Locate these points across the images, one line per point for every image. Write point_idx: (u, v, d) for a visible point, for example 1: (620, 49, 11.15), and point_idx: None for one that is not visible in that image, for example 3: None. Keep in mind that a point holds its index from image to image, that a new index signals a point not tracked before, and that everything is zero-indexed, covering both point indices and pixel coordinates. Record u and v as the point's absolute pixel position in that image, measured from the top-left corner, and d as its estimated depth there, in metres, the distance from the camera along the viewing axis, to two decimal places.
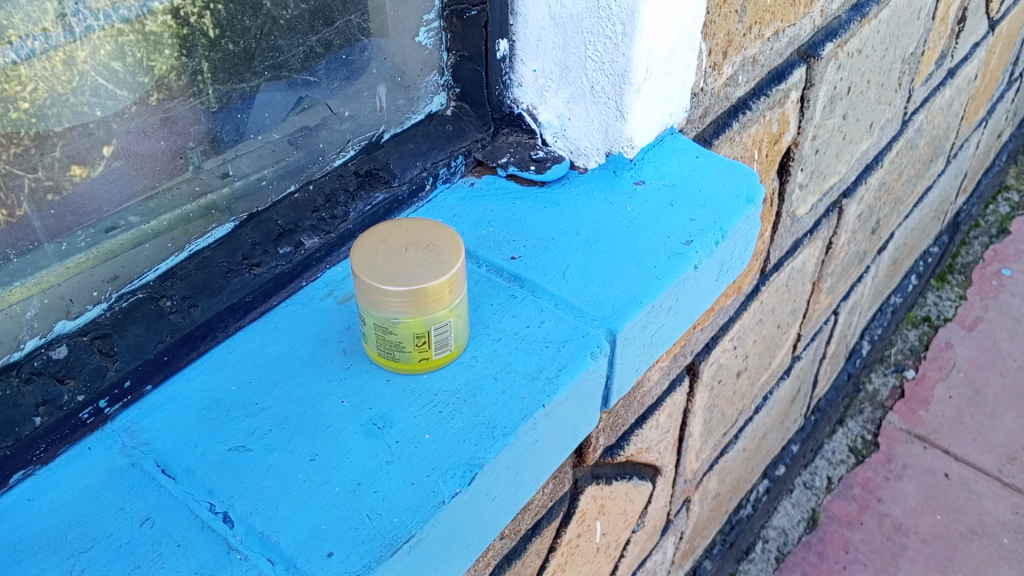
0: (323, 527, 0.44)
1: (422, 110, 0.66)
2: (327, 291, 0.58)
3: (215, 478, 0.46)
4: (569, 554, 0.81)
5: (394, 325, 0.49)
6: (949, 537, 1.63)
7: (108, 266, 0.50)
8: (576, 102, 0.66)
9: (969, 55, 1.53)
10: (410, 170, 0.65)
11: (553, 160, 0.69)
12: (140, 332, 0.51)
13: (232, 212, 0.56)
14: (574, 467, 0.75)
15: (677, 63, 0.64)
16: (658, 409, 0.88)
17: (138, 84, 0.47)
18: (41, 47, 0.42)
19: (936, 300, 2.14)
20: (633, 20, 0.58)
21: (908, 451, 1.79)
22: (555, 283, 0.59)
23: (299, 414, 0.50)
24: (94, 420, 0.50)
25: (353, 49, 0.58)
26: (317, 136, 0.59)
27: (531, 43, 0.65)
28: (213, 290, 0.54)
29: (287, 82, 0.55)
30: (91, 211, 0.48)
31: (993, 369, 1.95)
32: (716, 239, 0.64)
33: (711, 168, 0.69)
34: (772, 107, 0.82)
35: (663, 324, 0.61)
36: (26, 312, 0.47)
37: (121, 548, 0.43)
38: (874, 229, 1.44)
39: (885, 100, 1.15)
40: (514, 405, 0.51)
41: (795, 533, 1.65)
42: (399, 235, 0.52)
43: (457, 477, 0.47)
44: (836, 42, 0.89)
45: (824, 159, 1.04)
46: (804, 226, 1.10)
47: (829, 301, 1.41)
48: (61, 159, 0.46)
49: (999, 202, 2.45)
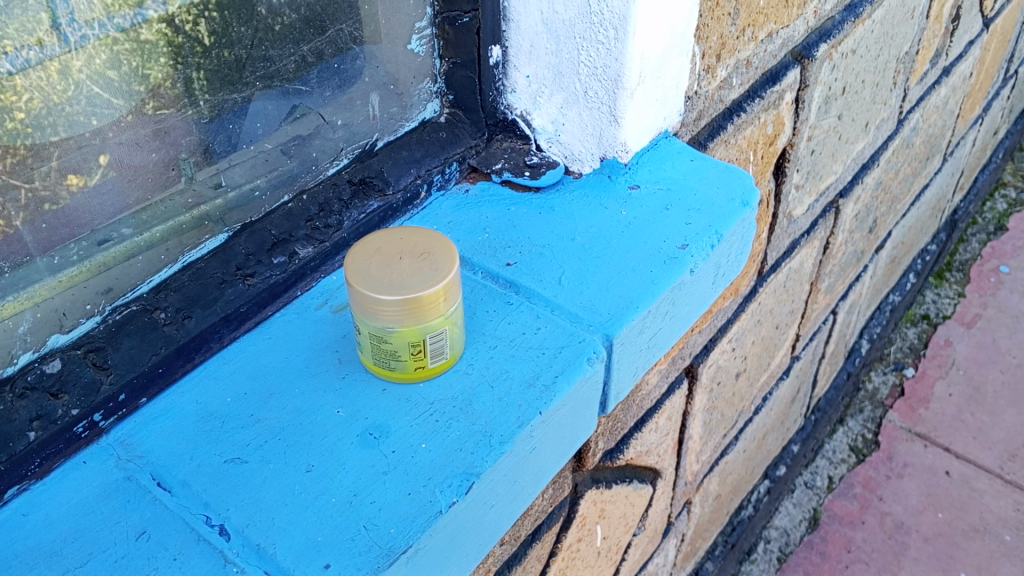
0: (320, 539, 0.44)
1: (416, 117, 0.66)
2: (322, 301, 0.58)
3: (210, 490, 0.46)
4: (570, 558, 0.81)
5: (389, 334, 0.49)
6: (951, 535, 1.63)
7: (101, 279, 0.50)
8: (570, 107, 0.66)
9: (964, 53, 1.53)
10: (404, 178, 0.65)
11: (548, 166, 0.69)
12: (135, 344, 0.51)
13: (226, 223, 0.55)
14: (574, 472, 0.74)
15: (670, 67, 0.64)
16: (657, 412, 0.87)
17: (133, 93, 0.47)
18: (37, 57, 0.42)
19: (934, 298, 2.13)
20: (625, 25, 0.58)
21: (909, 450, 1.79)
22: (550, 289, 0.59)
23: (294, 425, 0.49)
24: (89, 433, 0.50)
25: (345, 57, 0.58)
26: (310, 145, 0.58)
27: (524, 49, 0.65)
28: (207, 301, 0.54)
29: (280, 92, 0.54)
30: (84, 223, 0.48)
31: (993, 366, 1.95)
32: (712, 242, 0.63)
33: (705, 171, 0.69)
34: (767, 109, 0.82)
35: (660, 328, 0.61)
36: (19, 325, 0.47)
37: (116, 563, 0.43)
38: (871, 228, 1.44)
39: (880, 100, 1.15)
40: (510, 412, 0.51)
41: (797, 534, 1.65)
42: (394, 243, 0.51)
43: (454, 486, 0.46)
44: (831, 42, 0.89)
45: (820, 159, 1.04)
46: (801, 226, 1.10)
47: (828, 301, 1.41)
48: (57, 170, 0.45)
49: (997, 198, 2.45)
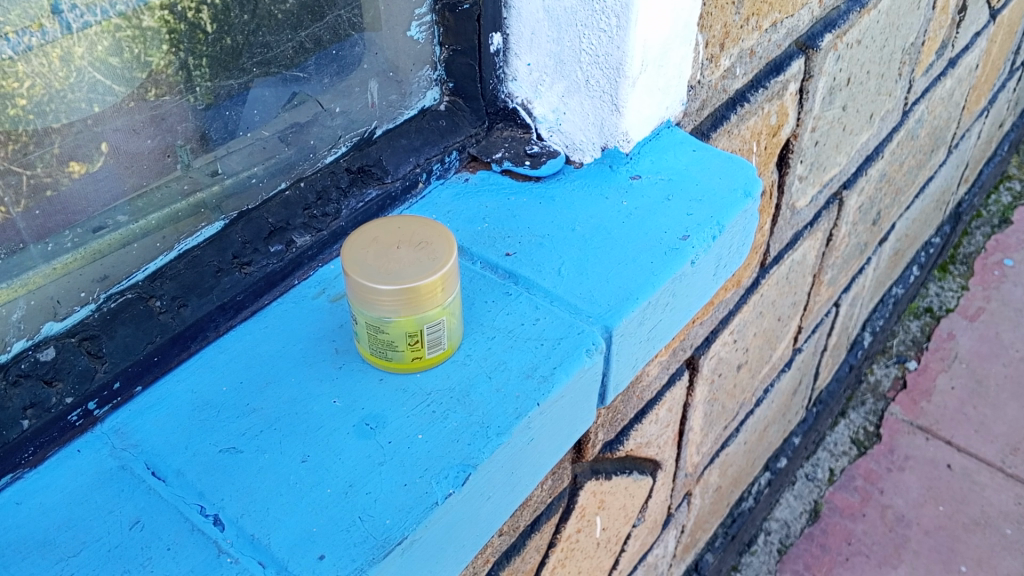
0: (314, 529, 0.44)
1: (415, 105, 0.65)
2: (320, 289, 0.58)
3: (205, 480, 0.46)
4: (569, 549, 0.81)
5: (386, 324, 0.48)
6: (951, 528, 1.62)
7: (96, 267, 0.50)
8: (572, 95, 0.65)
9: (970, 44, 1.51)
10: (403, 166, 0.64)
11: (548, 155, 0.68)
12: (130, 333, 0.51)
13: (222, 211, 0.55)
14: (573, 463, 0.74)
15: (672, 56, 0.63)
16: (657, 404, 0.87)
17: (134, 80, 0.47)
18: (38, 43, 0.42)
19: (938, 291, 2.13)
20: (627, 13, 0.57)
21: (910, 443, 1.79)
22: (550, 280, 0.58)
23: (290, 415, 0.49)
24: (83, 422, 0.49)
25: (344, 44, 0.57)
26: (307, 133, 0.58)
27: (525, 36, 0.64)
28: (203, 290, 0.54)
29: (278, 78, 0.54)
30: (79, 211, 0.48)
31: (996, 360, 1.94)
32: (713, 234, 0.63)
33: (708, 161, 0.68)
34: (771, 99, 0.82)
35: (660, 320, 0.61)
36: (13, 313, 0.46)
37: (110, 552, 0.43)
38: (874, 220, 1.44)
39: (885, 91, 1.14)
40: (508, 404, 0.50)
41: (798, 525, 1.65)
42: (391, 233, 0.51)
43: (450, 477, 0.46)
44: (836, 32, 0.88)
45: (824, 151, 1.03)
46: (803, 218, 1.09)
47: (830, 293, 1.41)
48: (58, 156, 0.45)
49: (1001, 191, 2.44)
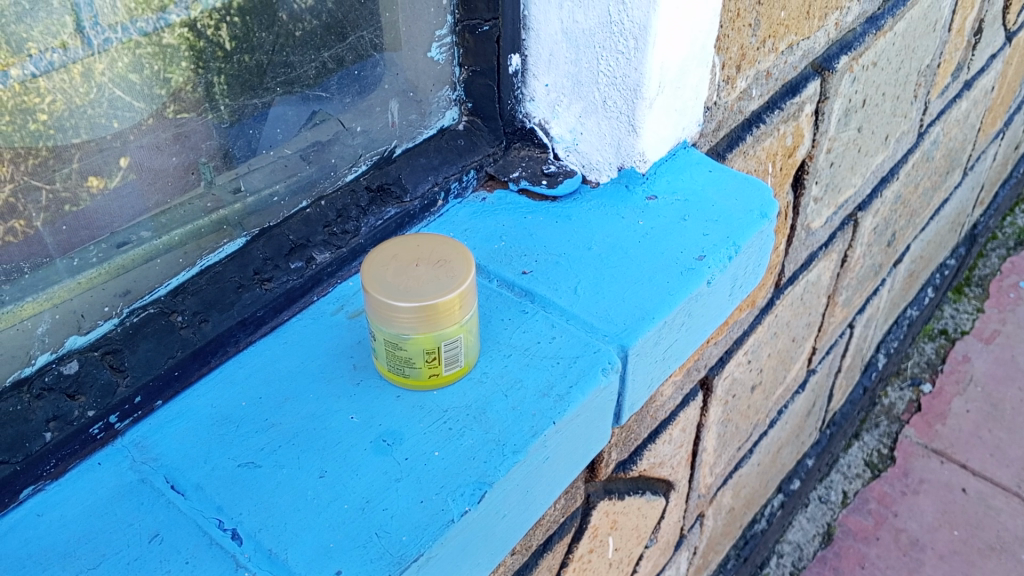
0: (331, 544, 0.44)
1: (434, 125, 0.66)
2: (338, 306, 0.58)
3: (224, 494, 0.46)
4: (581, 569, 0.80)
5: (404, 340, 0.49)
6: (966, 553, 1.60)
7: (120, 281, 0.50)
8: (589, 116, 0.66)
9: (986, 66, 1.51)
10: (422, 185, 0.65)
11: (565, 174, 0.69)
12: (151, 347, 0.52)
13: (244, 227, 0.56)
14: (586, 482, 0.74)
15: (689, 77, 0.64)
16: (671, 423, 0.87)
17: (155, 97, 0.47)
18: (60, 60, 0.42)
19: (953, 312, 2.11)
20: (645, 36, 0.58)
21: (925, 466, 1.77)
22: (566, 298, 0.58)
23: (308, 430, 0.49)
24: (104, 435, 0.50)
25: (365, 64, 0.58)
26: (328, 151, 0.59)
27: (543, 57, 0.65)
28: (224, 305, 0.54)
29: (300, 97, 0.55)
30: (104, 226, 0.49)
31: (1011, 383, 1.92)
32: (729, 254, 0.63)
33: (724, 182, 0.69)
34: (786, 120, 0.82)
35: (676, 339, 0.61)
36: (37, 327, 0.47)
37: (130, 565, 0.43)
38: (890, 241, 1.43)
39: (901, 113, 1.14)
40: (524, 422, 0.50)
41: (811, 548, 1.63)
42: (410, 250, 0.51)
43: (466, 495, 0.46)
44: (851, 54, 0.88)
45: (839, 172, 1.03)
46: (819, 239, 1.09)
47: (845, 314, 1.40)
48: (78, 172, 0.46)
49: (1017, 213, 2.42)
